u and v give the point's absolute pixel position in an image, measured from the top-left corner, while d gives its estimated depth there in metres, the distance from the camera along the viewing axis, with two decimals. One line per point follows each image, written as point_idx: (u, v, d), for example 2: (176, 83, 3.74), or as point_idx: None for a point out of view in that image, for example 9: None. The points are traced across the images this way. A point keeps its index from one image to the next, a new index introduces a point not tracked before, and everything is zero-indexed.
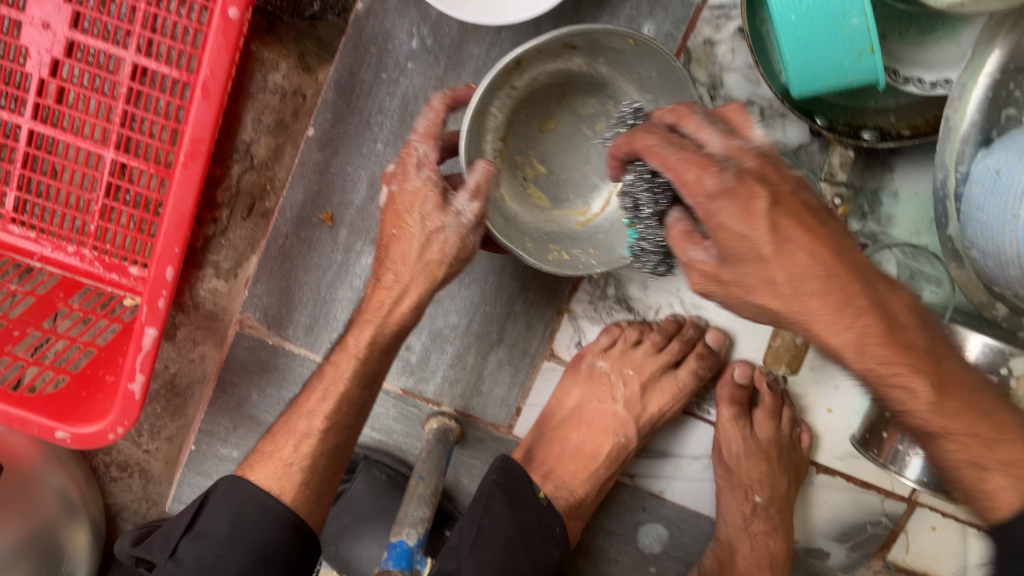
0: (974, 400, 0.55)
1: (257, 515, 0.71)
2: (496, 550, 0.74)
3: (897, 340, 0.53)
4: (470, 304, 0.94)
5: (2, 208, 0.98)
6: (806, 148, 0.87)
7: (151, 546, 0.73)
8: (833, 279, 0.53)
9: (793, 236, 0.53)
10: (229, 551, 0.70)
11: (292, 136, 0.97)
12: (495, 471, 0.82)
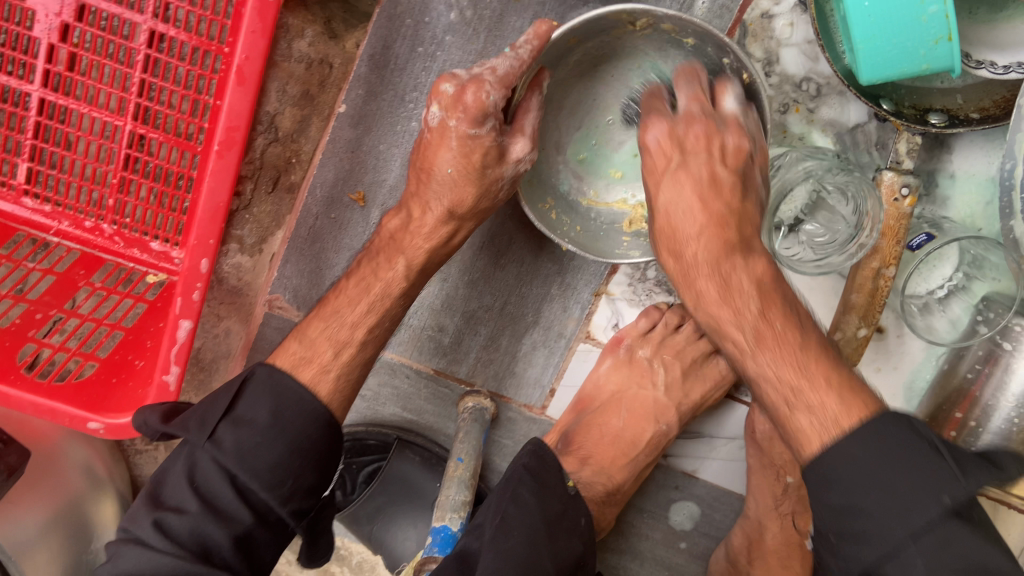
0: (797, 352, 0.69)
1: (299, 408, 0.68)
2: (522, 539, 0.70)
3: (729, 293, 0.72)
4: (504, 285, 0.91)
5: (14, 179, 0.94)
6: (862, 128, 0.83)
7: (185, 423, 0.67)
8: (722, 211, 0.72)
9: (695, 153, 0.73)
10: (267, 441, 0.66)
11: (318, 108, 0.93)
12: (527, 455, 0.81)
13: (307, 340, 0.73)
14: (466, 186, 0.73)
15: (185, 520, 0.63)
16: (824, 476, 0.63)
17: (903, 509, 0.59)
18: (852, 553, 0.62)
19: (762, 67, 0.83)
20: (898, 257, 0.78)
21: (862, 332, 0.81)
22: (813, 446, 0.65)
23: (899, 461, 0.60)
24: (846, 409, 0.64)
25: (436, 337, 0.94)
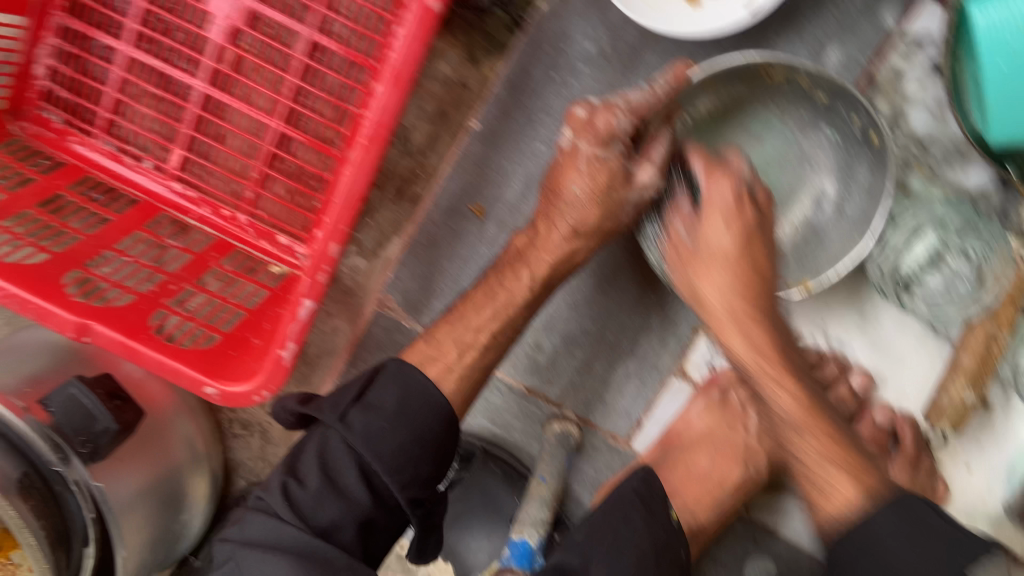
0: (834, 434, 0.71)
1: (424, 402, 0.70)
2: (629, 565, 0.64)
3: (791, 371, 0.71)
4: (605, 310, 0.93)
5: (167, 164, 1.05)
6: (986, 193, 0.81)
7: (321, 407, 0.69)
8: (760, 298, 0.72)
9: (733, 261, 0.72)
10: (391, 426, 0.67)
11: (450, 126, 0.98)
12: (636, 479, 0.73)
13: (434, 341, 0.77)
14: (593, 208, 0.77)
15: (308, 493, 0.65)
16: (863, 544, 0.65)
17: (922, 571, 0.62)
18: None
19: (887, 123, 0.84)
20: (1012, 322, 0.77)
21: (966, 397, 0.81)
22: (843, 502, 0.68)
23: (932, 538, 0.63)
24: (859, 490, 0.68)
25: (533, 355, 0.96)
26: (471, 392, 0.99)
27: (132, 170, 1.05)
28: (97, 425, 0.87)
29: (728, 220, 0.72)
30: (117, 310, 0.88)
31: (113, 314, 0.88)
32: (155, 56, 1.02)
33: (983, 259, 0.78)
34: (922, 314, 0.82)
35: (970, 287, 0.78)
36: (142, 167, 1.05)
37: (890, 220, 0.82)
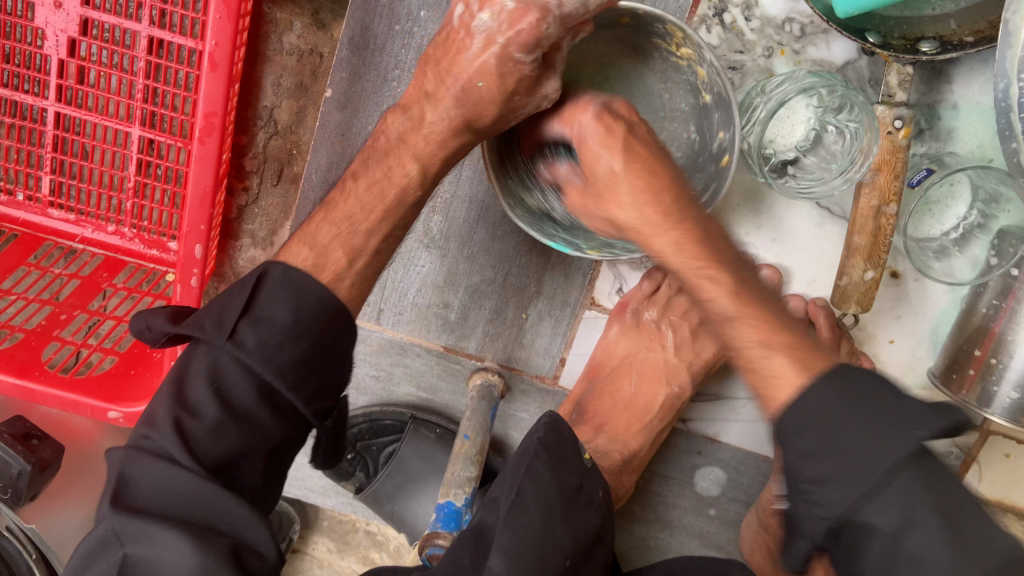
0: (770, 312, 0.59)
1: (319, 304, 0.62)
2: (534, 515, 0.63)
3: (712, 252, 0.59)
4: (504, 257, 0.91)
5: (39, 193, 0.99)
6: (853, 64, 0.82)
7: (200, 324, 0.60)
8: (656, 179, 0.60)
9: (639, 159, 0.60)
10: (291, 339, 0.60)
11: (312, 97, 0.94)
12: (542, 428, 0.71)
13: (317, 245, 0.66)
14: (488, 106, 0.64)
15: (205, 428, 0.58)
16: (796, 424, 0.54)
17: (875, 450, 0.51)
18: (830, 497, 0.52)
19: (741, 12, 0.82)
20: (897, 193, 0.75)
21: (869, 274, 0.78)
22: (785, 395, 0.55)
23: (871, 412, 0.52)
24: (801, 369, 0.55)
25: (442, 314, 0.93)
26: (390, 361, 0.97)
27: (7, 207, 0.99)
28: (13, 469, 0.85)
29: (601, 111, 0.62)
30: (6, 350, 0.88)
31: (1, 355, 0.88)
32: None
33: (854, 136, 0.78)
34: (792, 191, 0.81)
35: (840, 163, 0.79)
36: (13, 201, 0.99)
37: (760, 92, 0.81)
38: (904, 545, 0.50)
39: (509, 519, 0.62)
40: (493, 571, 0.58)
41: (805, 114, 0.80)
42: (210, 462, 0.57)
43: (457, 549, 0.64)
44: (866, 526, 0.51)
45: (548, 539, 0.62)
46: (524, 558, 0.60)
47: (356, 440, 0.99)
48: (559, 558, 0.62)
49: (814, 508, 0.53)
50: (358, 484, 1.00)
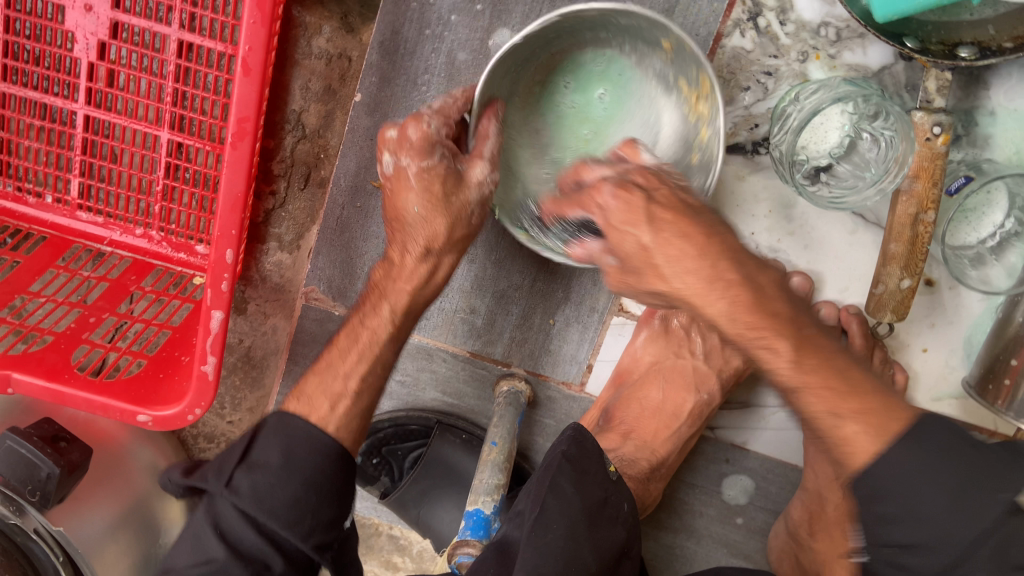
0: (842, 370, 0.56)
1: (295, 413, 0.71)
2: (559, 532, 0.61)
3: (766, 307, 0.56)
4: (531, 263, 0.90)
5: (68, 195, 0.99)
6: (889, 69, 0.81)
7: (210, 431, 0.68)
8: (683, 244, 0.56)
9: (670, 228, 0.56)
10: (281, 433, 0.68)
11: (341, 101, 0.94)
12: (565, 441, 0.69)
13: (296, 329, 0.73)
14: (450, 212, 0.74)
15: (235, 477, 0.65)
16: (871, 487, 0.53)
17: (961, 517, 0.50)
18: (909, 542, 0.52)
19: (774, 16, 0.81)
20: (936, 201, 0.74)
21: (905, 283, 0.77)
22: (861, 460, 0.53)
23: (953, 473, 0.51)
24: (877, 437, 0.53)
25: (468, 320, 0.93)
26: (416, 366, 0.97)
27: (38, 209, 0.99)
28: (41, 472, 0.84)
29: (624, 184, 0.58)
30: (34, 354, 0.88)
31: (31, 359, 0.88)
32: (25, 85, 0.94)
33: (889, 144, 0.76)
34: (823, 201, 0.80)
35: (875, 172, 0.78)
36: (43, 203, 0.99)
37: (793, 100, 0.79)
38: None
39: (533, 535, 0.61)
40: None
41: (839, 120, 0.78)
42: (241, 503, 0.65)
43: (484, 564, 0.63)
44: None
45: (573, 558, 0.60)
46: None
47: (382, 445, 0.99)
48: None
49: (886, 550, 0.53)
50: (384, 489, 1.00)
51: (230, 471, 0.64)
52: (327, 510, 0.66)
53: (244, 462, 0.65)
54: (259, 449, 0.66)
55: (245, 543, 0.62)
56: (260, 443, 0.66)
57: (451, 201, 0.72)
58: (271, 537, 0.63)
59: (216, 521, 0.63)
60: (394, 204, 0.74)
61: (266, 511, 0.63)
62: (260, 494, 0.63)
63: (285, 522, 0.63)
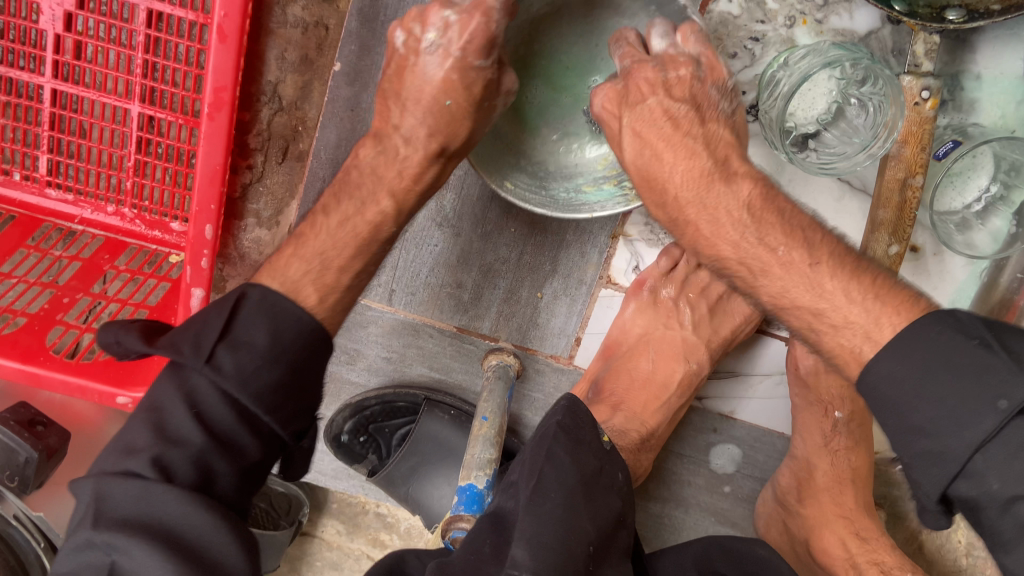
0: (853, 261, 0.64)
1: (298, 324, 0.63)
2: (557, 502, 0.58)
3: (789, 226, 0.66)
4: (518, 236, 0.88)
5: (36, 172, 0.95)
6: (876, 34, 0.80)
7: (177, 346, 0.58)
8: (681, 148, 0.68)
9: (652, 116, 0.68)
10: (269, 363, 0.60)
11: (318, 72, 0.92)
12: (559, 412, 0.66)
13: (287, 280, 0.67)
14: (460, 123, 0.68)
15: (188, 454, 0.57)
16: (880, 393, 0.56)
17: (967, 417, 0.51)
18: (925, 477, 0.54)
19: None
20: (924, 165, 0.74)
21: (893, 249, 0.77)
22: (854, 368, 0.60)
23: (954, 369, 0.52)
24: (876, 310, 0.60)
25: (455, 294, 0.91)
26: (402, 343, 0.95)
27: (5, 187, 0.96)
28: (19, 457, 0.82)
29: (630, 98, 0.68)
30: (9, 335, 0.86)
31: (5, 340, 0.85)
32: None
33: (877, 109, 0.75)
34: (812, 166, 0.79)
35: (864, 137, 0.77)
36: (10, 181, 0.96)
37: (783, 66, 0.77)
38: (1017, 511, 0.49)
39: (531, 506, 0.58)
40: (518, 564, 0.54)
41: (826, 86, 0.77)
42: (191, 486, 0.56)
43: (478, 535, 0.60)
44: (973, 500, 0.52)
45: (572, 528, 0.57)
46: (548, 546, 0.55)
47: (368, 422, 0.97)
48: (583, 546, 0.57)
49: (921, 487, 0.54)
50: (371, 468, 0.99)
51: (211, 345, 0.58)
52: (306, 394, 0.63)
53: (226, 338, 0.59)
54: (243, 325, 0.60)
55: (221, 424, 0.58)
56: (244, 319, 0.61)
57: (483, 104, 0.68)
58: (248, 417, 0.60)
59: (191, 395, 0.58)
60: (417, 85, 0.68)
61: (250, 394, 0.59)
62: (245, 378, 0.58)
63: (269, 406, 0.60)
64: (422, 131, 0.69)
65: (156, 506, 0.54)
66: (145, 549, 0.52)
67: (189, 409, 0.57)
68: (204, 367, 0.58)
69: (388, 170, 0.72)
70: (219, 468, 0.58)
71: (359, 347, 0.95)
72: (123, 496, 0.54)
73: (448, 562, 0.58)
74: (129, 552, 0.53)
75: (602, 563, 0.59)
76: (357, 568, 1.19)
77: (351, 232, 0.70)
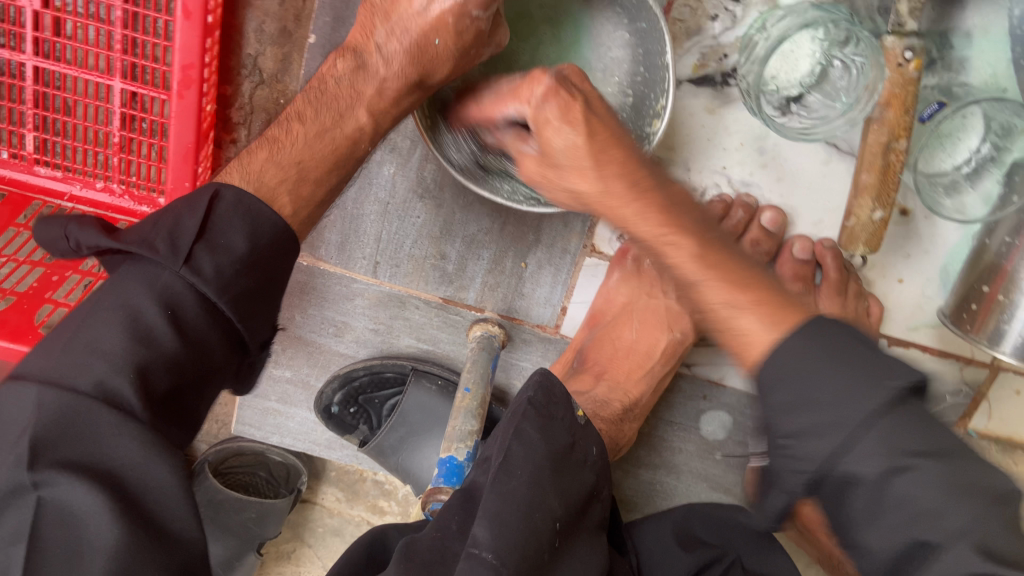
0: (737, 270, 0.56)
1: (272, 227, 0.62)
2: (524, 478, 0.58)
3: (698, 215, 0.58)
4: (501, 205, 0.88)
5: (23, 150, 0.96)
6: None
7: (150, 241, 0.56)
8: (610, 152, 0.55)
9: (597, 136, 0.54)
10: (246, 270, 0.59)
11: (297, 43, 0.90)
12: (532, 388, 0.66)
13: (263, 185, 0.64)
14: (443, 63, 0.70)
15: (161, 361, 0.55)
16: (769, 380, 0.50)
17: (844, 400, 0.47)
18: (807, 452, 0.48)
19: None
20: (908, 128, 0.72)
21: (877, 215, 0.76)
22: (758, 353, 0.52)
23: (853, 360, 0.48)
24: (773, 325, 0.52)
25: (439, 266, 0.91)
26: (389, 315, 0.95)
27: None
28: None
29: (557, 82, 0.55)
30: None
31: None
32: None
33: (860, 72, 0.74)
34: (793, 132, 0.79)
35: (846, 101, 0.76)
36: None
37: (760, 28, 0.77)
38: (892, 489, 0.45)
39: (497, 480, 0.58)
40: (479, 541, 0.54)
41: (810, 48, 0.75)
42: (155, 396, 0.55)
43: (448, 511, 0.61)
44: (848, 477, 0.46)
45: (538, 503, 0.57)
46: (509, 524, 0.55)
47: (357, 394, 0.98)
48: (549, 522, 0.57)
49: (796, 463, 0.48)
50: (362, 438, 1.00)
51: (189, 245, 0.57)
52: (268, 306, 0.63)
53: (204, 239, 0.58)
54: (220, 227, 0.59)
55: (194, 326, 0.57)
56: (222, 220, 0.59)
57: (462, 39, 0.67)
58: (220, 323, 0.59)
59: (167, 299, 0.56)
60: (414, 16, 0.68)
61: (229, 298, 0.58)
62: (225, 283, 0.58)
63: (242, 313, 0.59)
64: (403, 59, 0.69)
65: (108, 441, 0.51)
66: (90, 488, 0.49)
67: (164, 309, 0.55)
68: (182, 268, 0.56)
69: (367, 87, 0.71)
70: (183, 375, 0.57)
71: (347, 320, 0.96)
72: (77, 423, 0.50)
73: (415, 540, 0.59)
74: (68, 490, 0.48)
75: (569, 538, 0.59)
76: (358, 534, 1.21)
77: (330, 143, 0.70)
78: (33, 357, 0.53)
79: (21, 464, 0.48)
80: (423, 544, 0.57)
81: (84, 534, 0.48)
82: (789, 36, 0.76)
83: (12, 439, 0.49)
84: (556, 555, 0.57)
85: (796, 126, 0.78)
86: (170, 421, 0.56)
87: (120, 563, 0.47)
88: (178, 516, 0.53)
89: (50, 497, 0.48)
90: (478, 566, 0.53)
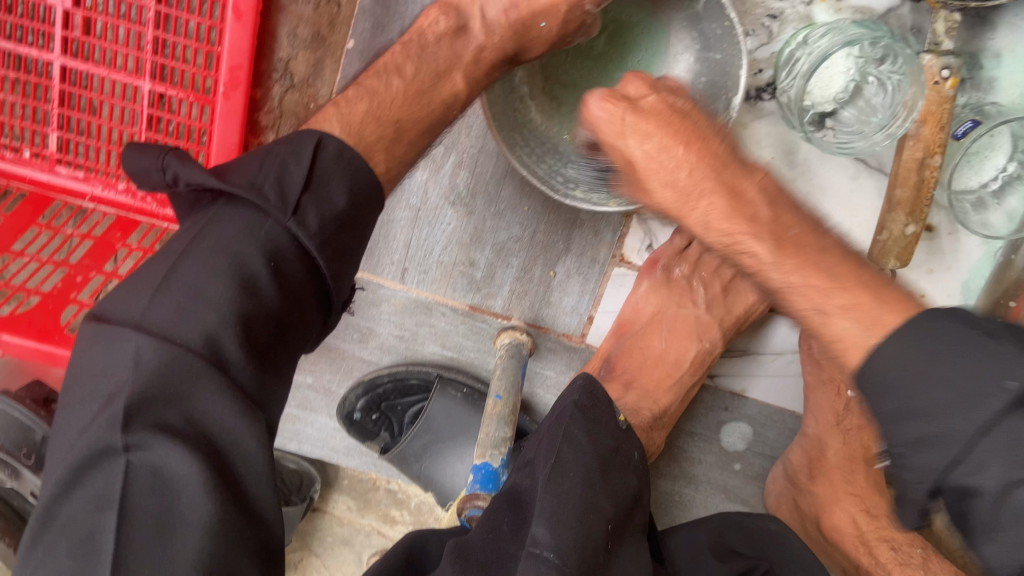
0: (821, 262, 0.63)
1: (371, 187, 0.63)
2: (577, 479, 0.58)
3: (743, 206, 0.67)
4: (533, 214, 0.88)
5: (45, 149, 0.94)
6: (895, 12, 0.79)
7: (263, 187, 0.56)
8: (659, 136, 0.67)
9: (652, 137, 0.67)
10: (341, 228, 0.60)
11: (330, 49, 0.90)
12: (576, 391, 0.66)
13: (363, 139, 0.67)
14: (541, 45, 0.74)
15: (263, 309, 0.56)
16: (877, 386, 0.53)
17: (958, 408, 0.48)
18: (920, 462, 0.51)
19: None
20: (942, 145, 0.73)
21: (910, 229, 0.77)
22: (855, 357, 0.57)
23: (964, 362, 0.49)
24: (871, 329, 0.56)
25: (468, 273, 0.91)
26: (414, 321, 0.95)
27: (15, 164, 0.95)
28: (36, 436, 0.82)
29: (662, 96, 0.68)
30: (22, 315, 0.86)
31: (19, 320, 0.86)
32: None
33: (896, 88, 0.75)
34: (831, 146, 0.79)
35: (882, 117, 0.76)
36: (19, 159, 0.94)
37: (803, 45, 0.77)
38: (1011, 499, 0.46)
39: (550, 482, 0.57)
40: (538, 540, 0.54)
41: (845, 65, 0.76)
42: (252, 345, 0.55)
43: (495, 514, 0.61)
44: (968, 487, 0.48)
45: (592, 504, 0.57)
46: (567, 523, 0.54)
47: (380, 401, 0.97)
48: (601, 524, 0.57)
49: (914, 471, 0.51)
50: (384, 444, 1.00)
51: (299, 196, 0.57)
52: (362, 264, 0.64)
53: (310, 191, 0.58)
54: (324, 179, 0.59)
55: (290, 275, 0.57)
56: (326, 174, 0.60)
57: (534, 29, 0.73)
58: (312, 274, 0.59)
59: (269, 249, 0.56)
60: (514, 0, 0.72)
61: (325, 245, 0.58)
62: (325, 236, 0.58)
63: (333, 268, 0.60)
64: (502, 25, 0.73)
65: (203, 401, 0.51)
66: (181, 451, 0.49)
67: (270, 260, 0.56)
68: (291, 219, 0.56)
69: (465, 52, 0.74)
70: (273, 328, 0.57)
71: (372, 325, 0.95)
72: (168, 385, 0.50)
73: (467, 541, 0.59)
74: (162, 455, 0.48)
75: (619, 541, 0.59)
76: (369, 543, 1.20)
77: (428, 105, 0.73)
78: (128, 299, 0.54)
79: (117, 425, 0.48)
80: (477, 545, 0.58)
81: (180, 502, 0.48)
82: (834, 52, 0.75)
83: (111, 393, 0.49)
84: (610, 557, 0.57)
85: (835, 139, 0.78)
86: (265, 370, 0.57)
87: (214, 535, 0.48)
88: (259, 477, 0.54)
89: (141, 461, 0.48)
90: (542, 566, 0.52)
